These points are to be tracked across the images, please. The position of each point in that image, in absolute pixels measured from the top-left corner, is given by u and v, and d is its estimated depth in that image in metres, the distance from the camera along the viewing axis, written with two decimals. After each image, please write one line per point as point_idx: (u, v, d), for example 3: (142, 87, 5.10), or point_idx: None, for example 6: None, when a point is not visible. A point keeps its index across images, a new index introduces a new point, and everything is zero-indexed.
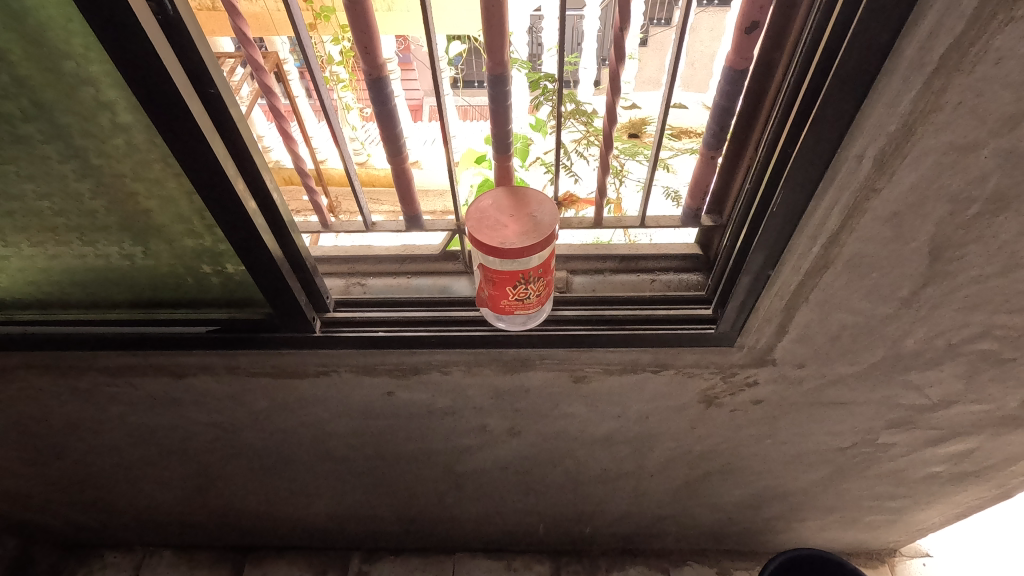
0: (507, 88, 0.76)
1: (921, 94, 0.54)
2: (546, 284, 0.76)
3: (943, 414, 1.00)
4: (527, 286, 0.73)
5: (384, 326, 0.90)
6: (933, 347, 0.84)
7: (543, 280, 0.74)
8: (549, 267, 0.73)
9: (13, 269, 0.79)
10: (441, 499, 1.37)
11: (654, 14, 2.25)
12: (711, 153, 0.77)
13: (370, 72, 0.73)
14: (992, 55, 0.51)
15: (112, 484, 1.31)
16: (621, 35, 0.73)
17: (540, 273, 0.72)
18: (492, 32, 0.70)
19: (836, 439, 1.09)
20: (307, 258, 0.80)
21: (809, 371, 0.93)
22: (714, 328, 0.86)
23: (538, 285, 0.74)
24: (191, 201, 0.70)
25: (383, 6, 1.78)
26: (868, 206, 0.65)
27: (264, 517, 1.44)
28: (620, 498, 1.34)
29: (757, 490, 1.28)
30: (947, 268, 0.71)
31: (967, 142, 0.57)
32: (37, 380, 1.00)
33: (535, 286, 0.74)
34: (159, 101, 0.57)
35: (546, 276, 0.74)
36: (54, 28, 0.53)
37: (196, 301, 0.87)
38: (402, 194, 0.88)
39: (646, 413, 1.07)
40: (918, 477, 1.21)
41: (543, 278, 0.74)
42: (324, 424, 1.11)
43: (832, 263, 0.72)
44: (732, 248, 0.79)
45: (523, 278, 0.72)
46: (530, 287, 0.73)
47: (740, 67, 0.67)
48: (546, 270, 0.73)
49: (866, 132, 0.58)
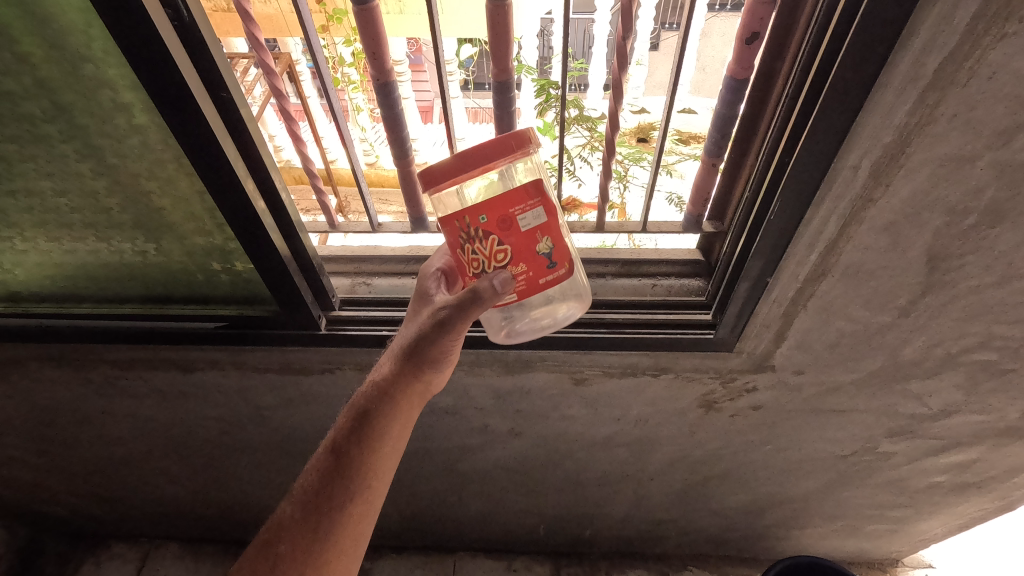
0: (512, 95, 0.78)
1: (916, 107, 0.55)
2: (517, 260, 0.61)
3: (944, 424, 1.00)
4: (476, 243, 0.61)
5: (388, 325, 0.91)
6: (932, 356, 0.85)
7: (502, 246, 0.60)
8: (506, 224, 0.59)
9: (30, 263, 0.82)
10: (442, 498, 1.38)
11: (664, 20, 2.29)
12: (712, 159, 0.79)
13: (377, 78, 0.75)
14: (985, 69, 0.52)
15: (119, 475, 1.33)
16: (623, 44, 0.75)
17: (483, 222, 0.59)
18: (497, 41, 0.72)
19: (837, 447, 1.10)
20: (313, 257, 0.81)
21: (808, 378, 0.93)
22: (713, 333, 0.87)
23: (494, 249, 0.60)
24: (203, 201, 0.72)
25: (395, 9, 1.79)
26: (865, 215, 0.66)
27: (267, 511, 1.45)
28: (620, 501, 1.34)
29: (758, 496, 1.28)
30: (946, 278, 0.71)
31: (961, 154, 0.58)
32: (50, 371, 1.02)
33: (491, 250, 0.61)
34: (174, 105, 0.59)
35: (504, 239, 0.60)
36: (75, 33, 0.56)
37: (205, 298, 0.89)
38: (408, 197, 0.90)
39: (646, 416, 1.07)
40: (919, 487, 1.20)
41: (500, 241, 0.60)
42: (328, 421, 1.12)
43: (830, 271, 0.73)
44: (731, 254, 0.80)
45: (461, 227, 0.60)
46: (479, 246, 0.61)
47: (741, 77, 0.70)
48: (498, 225, 0.59)
49: (862, 143, 0.59)
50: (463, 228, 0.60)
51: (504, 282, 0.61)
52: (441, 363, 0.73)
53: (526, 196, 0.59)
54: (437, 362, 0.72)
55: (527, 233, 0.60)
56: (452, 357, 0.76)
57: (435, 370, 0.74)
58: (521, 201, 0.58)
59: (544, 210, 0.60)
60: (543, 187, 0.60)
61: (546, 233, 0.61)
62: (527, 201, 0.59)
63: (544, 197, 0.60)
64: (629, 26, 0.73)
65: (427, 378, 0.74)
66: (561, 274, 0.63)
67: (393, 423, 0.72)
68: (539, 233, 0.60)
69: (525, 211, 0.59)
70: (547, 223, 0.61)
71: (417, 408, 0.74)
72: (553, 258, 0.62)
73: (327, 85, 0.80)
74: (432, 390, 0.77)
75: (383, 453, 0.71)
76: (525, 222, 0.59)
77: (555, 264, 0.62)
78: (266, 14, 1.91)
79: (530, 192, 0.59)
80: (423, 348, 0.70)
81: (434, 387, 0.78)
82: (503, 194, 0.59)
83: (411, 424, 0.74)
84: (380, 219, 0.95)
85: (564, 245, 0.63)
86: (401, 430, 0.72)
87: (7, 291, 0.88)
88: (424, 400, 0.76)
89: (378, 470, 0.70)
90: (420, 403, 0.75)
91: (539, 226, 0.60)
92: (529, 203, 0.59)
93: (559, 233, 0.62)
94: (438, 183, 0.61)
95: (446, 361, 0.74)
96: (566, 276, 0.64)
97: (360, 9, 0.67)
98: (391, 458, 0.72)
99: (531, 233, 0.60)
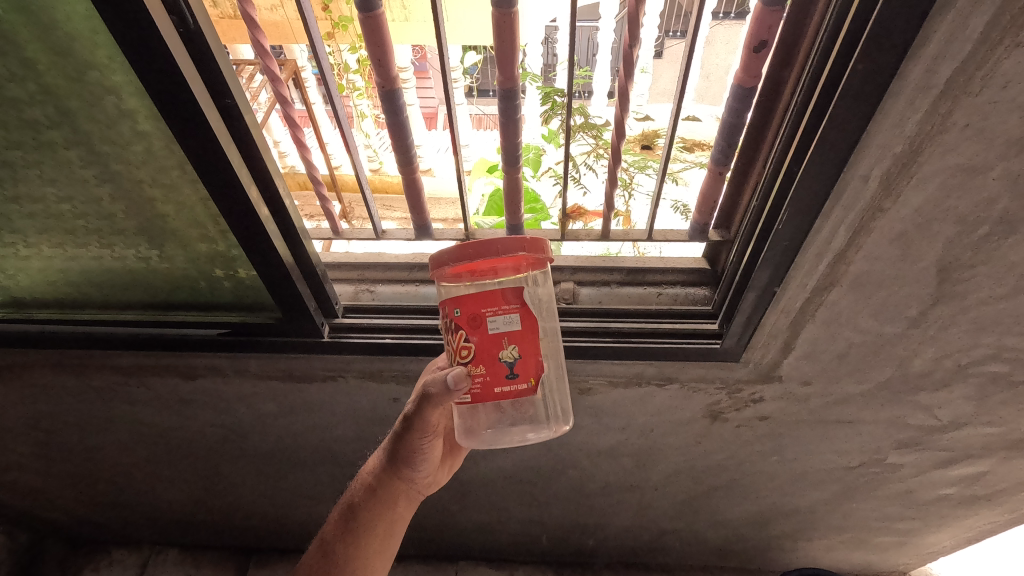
0: (518, 103, 0.77)
1: (927, 116, 0.55)
2: (478, 361, 0.62)
3: (953, 435, 0.99)
4: (450, 332, 0.64)
5: (392, 333, 0.91)
6: (942, 368, 0.84)
7: (468, 343, 0.62)
8: (475, 322, 0.61)
9: (33, 269, 0.82)
10: (444, 507, 1.37)
11: (669, 27, 2.30)
12: (719, 168, 0.81)
13: (383, 85, 0.74)
14: (999, 78, 0.51)
15: (121, 481, 1.32)
16: (630, 53, 0.75)
17: (457, 315, 0.62)
18: (503, 48, 0.71)
19: (844, 458, 1.08)
20: (316, 264, 0.81)
21: (816, 389, 0.92)
22: (720, 343, 0.86)
23: (460, 344, 0.62)
24: (207, 208, 0.71)
25: (401, 15, 1.79)
26: (875, 225, 0.65)
27: (268, 518, 1.44)
28: (624, 511, 1.33)
29: (764, 507, 1.26)
30: (956, 289, 0.70)
31: (973, 165, 0.58)
32: (52, 377, 1.02)
33: (458, 343, 0.63)
34: (179, 113, 0.59)
35: (470, 336, 0.61)
36: (81, 40, 0.56)
37: (207, 305, 0.88)
38: (413, 204, 0.90)
39: (651, 426, 1.06)
40: (928, 499, 1.19)
41: (467, 337, 0.62)
42: (330, 429, 1.11)
43: (839, 281, 0.72)
44: (738, 263, 0.80)
45: (444, 313, 0.63)
46: (451, 335, 0.63)
47: (750, 84, 0.70)
48: (469, 321, 0.61)
49: (872, 152, 0.59)
50: (445, 315, 0.64)
51: (458, 380, 0.63)
52: (416, 463, 0.81)
53: (500, 300, 0.61)
54: (410, 463, 0.81)
55: (493, 335, 0.61)
56: (435, 458, 0.84)
57: (413, 470, 0.82)
58: (494, 304, 0.61)
59: (519, 317, 0.62)
60: (522, 294, 0.62)
61: (513, 341, 0.62)
62: (500, 304, 0.61)
63: (521, 305, 0.61)
64: (635, 35, 0.72)
65: (406, 477, 0.82)
66: (521, 387, 0.63)
67: (374, 516, 0.81)
68: (506, 339, 0.61)
69: (496, 314, 0.61)
70: (519, 331, 0.62)
71: (401, 506, 0.82)
72: (515, 369, 0.62)
73: (332, 90, 0.79)
74: (421, 487, 0.85)
75: (365, 544, 0.80)
76: (494, 324, 0.61)
77: (515, 375, 0.62)
78: (273, 21, 1.87)
79: (506, 296, 0.61)
80: (395, 450, 0.80)
81: (424, 485, 0.85)
82: (480, 292, 0.61)
83: (394, 521, 0.82)
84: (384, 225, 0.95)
85: (531, 360, 0.63)
86: (383, 524, 0.81)
87: (10, 297, 0.87)
88: (411, 497, 0.84)
89: (361, 559, 0.79)
90: (403, 501, 0.83)
91: (508, 332, 0.61)
92: (503, 307, 0.61)
93: (530, 346, 0.63)
94: (440, 264, 0.63)
95: (423, 462, 0.82)
96: (527, 391, 0.63)
97: (366, 16, 0.67)
98: (374, 549, 0.80)
99: (497, 337, 0.61)
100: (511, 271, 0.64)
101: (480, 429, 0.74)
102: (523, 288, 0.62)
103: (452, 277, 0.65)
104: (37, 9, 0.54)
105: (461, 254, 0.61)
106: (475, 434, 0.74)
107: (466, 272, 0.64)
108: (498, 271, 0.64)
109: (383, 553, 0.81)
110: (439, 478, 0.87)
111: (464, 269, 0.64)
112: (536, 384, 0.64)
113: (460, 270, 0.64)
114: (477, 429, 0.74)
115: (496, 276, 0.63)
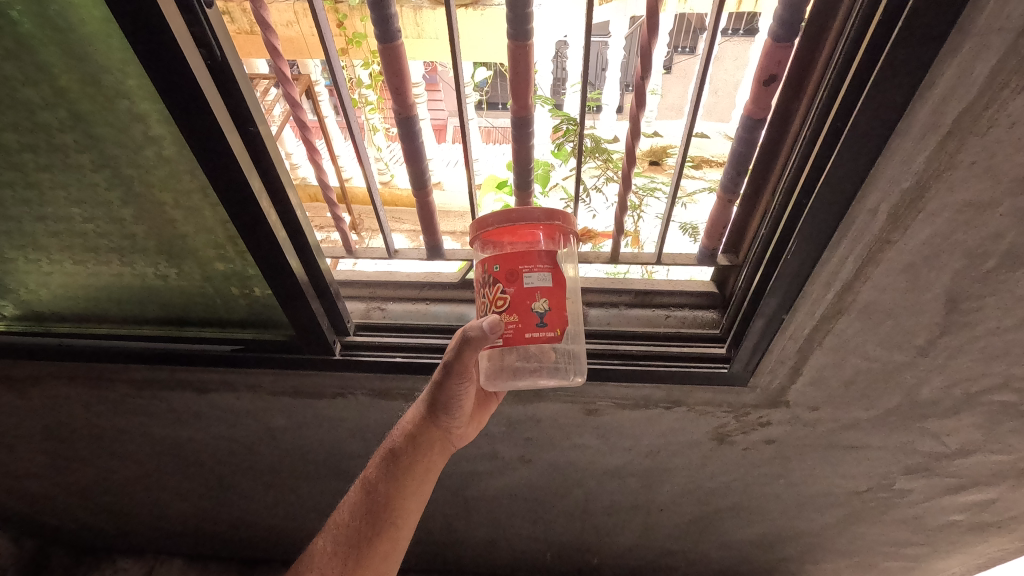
0: (531, 131, 0.79)
1: (935, 154, 0.56)
2: (511, 310, 0.63)
3: (962, 462, 0.98)
4: (486, 286, 0.65)
5: (402, 352, 0.92)
6: (951, 396, 0.84)
7: (503, 294, 0.63)
8: (513, 276, 0.62)
9: (54, 284, 0.84)
10: (449, 522, 1.37)
11: (679, 43, 2.32)
12: (728, 196, 0.79)
13: (399, 112, 0.76)
14: (1005, 119, 0.53)
15: (129, 491, 1.33)
16: (642, 84, 0.76)
17: (495, 270, 0.63)
18: (518, 80, 0.74)
19: (852, 483, 1.07)
20: (330, 281, 0.82)
21: (823, 414, 0.92)
22: (728, 368, 0.87)
23: (496, 295, 0.64)
24: (225, 229, 0.73)
25: (414, 32, 1.81)
26: (882, 257, 0.66)
27: (273, 530, 1.44)
28: (629, 530, 1.32)
29: (770, 529, 1.25)
30: (965, 320, 0.71)
31: (981, 201, 0.59)
32: (68, 388, 1.04)
33: (494, 296, 0.64)
34: (205, 141, 0.61)
35: (506, 288, 0.63)
36: (114, 72, 0.58)
37: (222, 321, 0.90)
38: (426, 226, 0.91)
39: (657, 447, 1.06)
40: (936, 525, 1.17)
41: (503, 289, 0.63)
42: (338, 444, 1.12)
43: (846, 310, 0.73)
44: (748, 288, 0.80)
45: (482, 269, 0.65)
46: (487, 288, 0.65)
47: (759, 117, 0.70)
48: (506, 275, 0.63)
49: (880, 188, 0.60)
50: (483, 271, 0.65)
51: (492, 326, 0.63)
52: (453, 410, 0.80)
53: (536, 259, 0.63)
54: (448, 409, 0.79)
55: (528, 289, 0.62)
56: (469, 409, 0.83)
57: (450, 418, 0.81)
58: (530, 261, 0.63)
59: (550, 276, 0.63)
60: (554, 257, 0.64)
61: (545, 295, 0.63)
62: (535, 263, 0.63)
63: (553, 265, 0.64)
64: (647, 67, 0.73)
65: (443, 425, 0.81)
66: (548, 336, 0.63)
67: (414, 461, 0.79)
68: (539, 292, 0.63)
69: (532, 270, 0.63)
70: (550, 287, 0.63)
71: (437, 455, 0.81)
72: (545, 318, 0.63)
73: (345, 101, 0.80)
74: (455, 439, 0.83)
75: (405, 487, 0.77)
76: (529, 280, 0.63)
77: (545, 324, 0.63)
78: (289, 37, 1.91)
79: (541, 256, 0.63)
80: (435, 395, 0.79)
81: (458, 436, 0.84)
82: (518, 251, 0.63)
83: (431, 468, 0.80)
84: (397, 245, 0.97)
85: (561, 313, 0.64)
86: (422, 470, 0.79)
87: (30, 311, 0.89)
88: (446, 448, 0.82)
89: (401, 502, 0.77)
90: (439, 450, 0.81)
91: (541, 287, 0.63)
92: (538, 265, 0.63)
93: (560, 301, 0.64)
94: (483, 226, 0.65)
95: (460, 410, 0.80)
96: (554, 340, 0.63)
97: (385, 47, 0.70)
98: (413, 493, 0.78)
99: (531, 291, 0.63)
100: (548, 243, 0.66)
101: (504, 373, 0.75)
102: (554, 251, 0.65)
103: (490, 240, 0.68)
104: (73, 42, 0.56)
105: (507, 217, 0.64)
106: (501, 377, 0.75)
107: (506, 236, 0.67)
108: (533, 238, 0.66)
109: (421, 499, 0.79)
110: (472, 432, 0.86)
111: (505, 233, 0.66)
112: (563, 334, 0.64)
113: (501, 232, 0.66)
114: (503, 374, 0.75)
115: (534, 243, 0.65)
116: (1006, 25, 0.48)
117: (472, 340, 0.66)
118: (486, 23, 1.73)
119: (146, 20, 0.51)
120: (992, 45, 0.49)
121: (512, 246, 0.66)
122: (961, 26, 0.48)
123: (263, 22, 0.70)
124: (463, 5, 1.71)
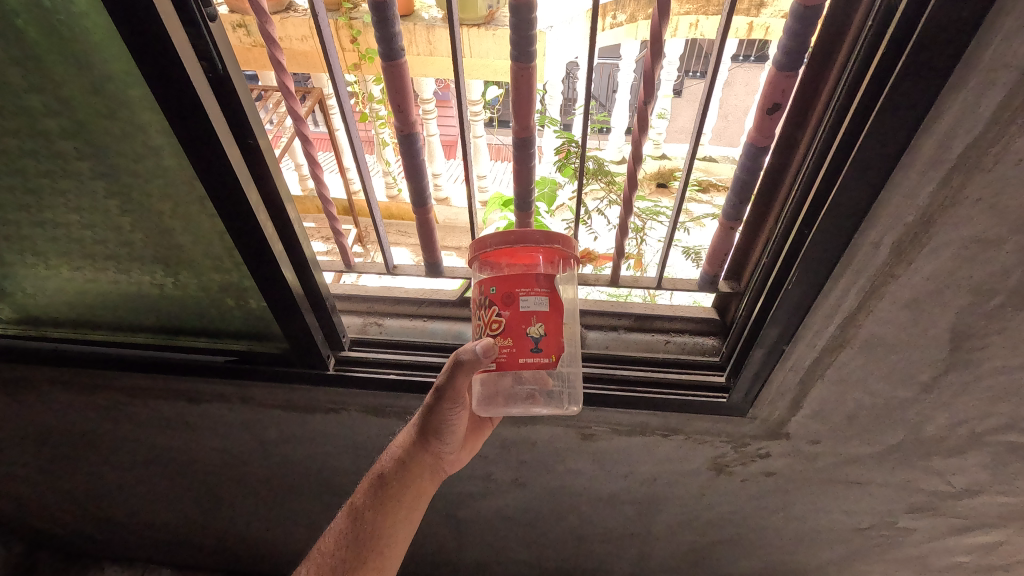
0: (532, 152, 0.79)
1: (940, 189, 0.55)
2: (507, 334, 0.61)
3: (967, 503, 0.94)
4: (482, 308, 0.64)
5: (397, 369, 0.91)
6: (956, 434, 0.81)
7: (498, 317, 0.62)
8: (509, 299, 0.61)
9: (52, 289, 0.83)
10: (439, 543, 1.34)
11: (688, 67, 2.37)
12: (730, 223, 0.79)
13: (402, 129, 0.76)
14: (1012, 155, 0.52)
15: (118, 498, 1.31)
16: (645, 110, 0.73)
17: (492, 292, 0.62)
18: (520, 102, 0.74)
19: (853, 519, 1.04)
20: (326, 296, 0.82)
21: (824, 448, 0.90)
22: (726, 398, 0.85)
23: (491, 318, 0.63)
24: (223, 241, 0.73)
25: (425, 50, 1.81)
26: (885, 291, 0.65)
27: (262, 543, 1.42)
28: (624, 559, 1.28)
29: (769, 564, 1.21)
30: (970, 356, 0.69)
31: (986, 238, 0.58)
32: (61, 393, 1.03)
33: (489, 318, 0.63)
34: (203, 154, 0.61)
35: (502, 311, 0.62)
36: (115, 81, 0.58)
37: (217, 332, 0.89)
38: (425, 243, 0.91)
39: (654, 475, 1.04)
40: (942, 566, 1.11)
41: (498, 312, 0.62)
42: (329, 458, 1.10)
43: (849, 342, 0.71)
44: (748, 317, 0.78)
45: (480, 290, 0.64)
46: (482, 311, 0.64)
47: (762, 144, 0.70)
48: (502, 298, 0.62)
49: (884, 221, 0.59)
50: (480, 293, 0.64)
51: (486, 350, 0.62)
52: (445, 436, 0.78)
53: (534, 282, 0.62)
54: (440, 434, 0.78)
55: (523, 312, 0.61)
56: (462, 433, 0.81)
57: (442, 444, 0.79)
58: (528, 285, 0.61)
59: (547, 299, 0.62)
60: (553, 280, 0.63)
61: (542, 320, 0.62)
62: (533, 286, 0.62)
63: (551, 289, 0.62)
64: (650, 92, 0.71)
65: (435, 450, 0.79)
66: (542, 362, 0.62)
67: (403, 487, 0.77)
68: (534, 316, 0.61)
69: (529, 294, 0.61)
70: (547, 312, 0.62)
71: (427, 480, 0.79)
72: (540, 344, 0.62)
73: (348, 120, 0.77)
74: (446, 464, 0.81)
75: (392, 515, 0.76)
76: (526, 303, 0.61)
77: (539, 349, 0.62)
78: (302, 51, 1.93)
79: (539, 279, 0.62)
80: (427, 420, 0.77)
81: (450, 461, 0.82)
82: (516, 273, 0.62)
83: (421, 495, 0.78)
84: (396, 260, 0.96)
85: (557, 338, 0.63)
86: (411, 497, 0.77)
87: (26, 315, 0.89)
88: (436, 474, 0.80)
89: (388, 531, 0.75)
90: (430, 476, 0.79)
91: (538, 311, 0.62)
92: (535, 289, 0.62)
93: (555, 326, 0.62)
94: (481, 247, 0.65)
95: (452, 435, 0.79)
96: (548, 366, 0.62)
97: (388, 64, 0.70)
98: (401, 521, 0.76)
99: (527, 315, 0.61)
100: (548, 266, 0.65)
101: (498, 399, 0.73)
102: (553, 275, 0.64)
103: (489, 261, 0.67)
104: (77, 53, 0.57)
105: (505, 239, 0.63)
106: (495, 403, 0.72)
107: (503, 258, 0.66)
108: (532, 261, 0.65)
109: (409, 525, 0.77)
110: (464, 458, 0.84)
111: (503, 254, 0.66)
112: (558, 361, 0.63)
113: (499, 254, 0.66)
114: (497, 399, 0.73)
115: (532, 265, 0.64)
116: (1012, 61, 0.47)
117: (466, 361, 0.64)
118: (497, 42, 1.75)
119: (149, 32, 0.51)
120: (999, 81, 0.48)
121: (509, 268, 0.65)
122: (967, 59, 0.48)
123: (268, 36, 0.70)
124: (474, 25, 1.73)
